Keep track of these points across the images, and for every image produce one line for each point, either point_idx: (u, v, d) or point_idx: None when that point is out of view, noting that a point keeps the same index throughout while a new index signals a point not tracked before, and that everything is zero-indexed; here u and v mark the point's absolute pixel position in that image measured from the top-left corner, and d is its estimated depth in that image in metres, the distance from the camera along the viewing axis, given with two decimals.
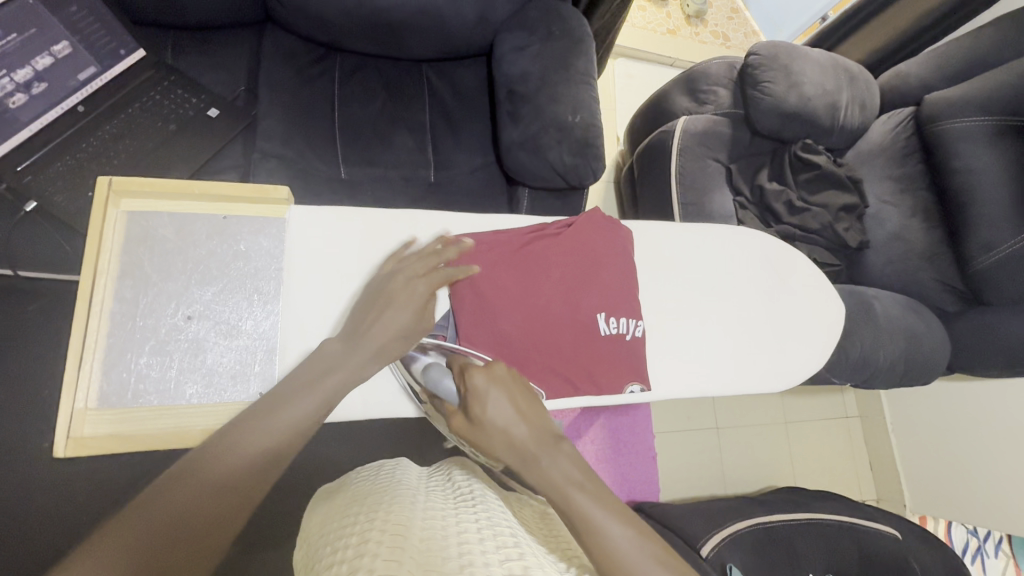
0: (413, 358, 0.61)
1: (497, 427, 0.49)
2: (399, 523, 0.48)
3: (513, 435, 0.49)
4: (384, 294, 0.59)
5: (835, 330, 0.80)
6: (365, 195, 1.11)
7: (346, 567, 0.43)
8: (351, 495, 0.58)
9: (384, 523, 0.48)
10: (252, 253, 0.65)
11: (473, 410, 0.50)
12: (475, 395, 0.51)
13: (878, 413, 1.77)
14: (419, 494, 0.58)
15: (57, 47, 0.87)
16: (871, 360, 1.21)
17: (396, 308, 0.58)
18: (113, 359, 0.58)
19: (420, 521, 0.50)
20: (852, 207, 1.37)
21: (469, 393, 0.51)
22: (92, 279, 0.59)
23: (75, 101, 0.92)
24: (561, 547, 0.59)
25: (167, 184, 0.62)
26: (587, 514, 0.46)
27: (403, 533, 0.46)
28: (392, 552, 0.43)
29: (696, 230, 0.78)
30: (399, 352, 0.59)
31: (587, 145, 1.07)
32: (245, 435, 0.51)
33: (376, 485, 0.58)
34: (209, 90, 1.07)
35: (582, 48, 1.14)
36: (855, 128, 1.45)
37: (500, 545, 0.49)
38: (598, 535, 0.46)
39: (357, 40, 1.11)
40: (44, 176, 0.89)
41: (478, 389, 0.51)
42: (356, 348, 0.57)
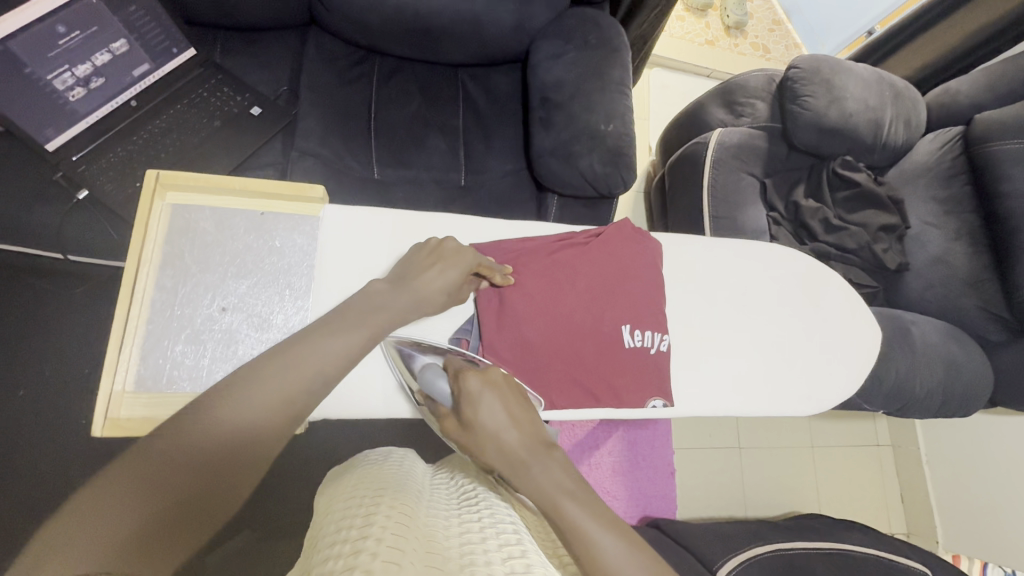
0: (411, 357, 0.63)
1: (488, 430, 0.50)
2: (402, 513, 0.48)
3: (504, 439, 0.50)
4: (431, 254, 0.63)
5: (870, 360, 0.77)
6: (397, 196, 1.13)
7: (347, 550, 0.42)
8: (354, 483, 0.58)
9: (388, 510, 0.47)
10: (287, 249, 0.67)
11: (466, 412, 0.51)
12: (469, 399, 0.52)
13: (912, 443, 1.70)
14: (423, 492, 0.58)
15: (116, 45, 0.91)
16: (905, 386, 1.17)
17: (444, 265, 0.62)
18: (151, 345, 0.61)
19: (422, 518, 0.50)
20: (891, 227, 1.33)
21: (461, 394, 0.53)
22: (136, 267, 0.61)
23: (129, 96, 0.98)
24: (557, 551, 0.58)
25: (210, 179, 0.65)
26: (576, 523, 0.45)
27: (405, 523, 0.46)
28: (393, 545, 0.42)
29: (722, 244, 0.77)
30: (439, 306, 0.62)
31: (618, 154, 1.07)
32: (242, 396, 0.46)
33: (379, 475, 0.58)
34: (253, 89, 1.10)
35: (618, 58, 1.14)
36: (898, 146, 1.40)
37: (502, 543, 0.49)
38: (585, 539, 0.44)
39: (396, 43, 1.13)
40: (97, 166, 0.95)
41: (472, 392, 0.52)
42: (398, 294, 0.58)
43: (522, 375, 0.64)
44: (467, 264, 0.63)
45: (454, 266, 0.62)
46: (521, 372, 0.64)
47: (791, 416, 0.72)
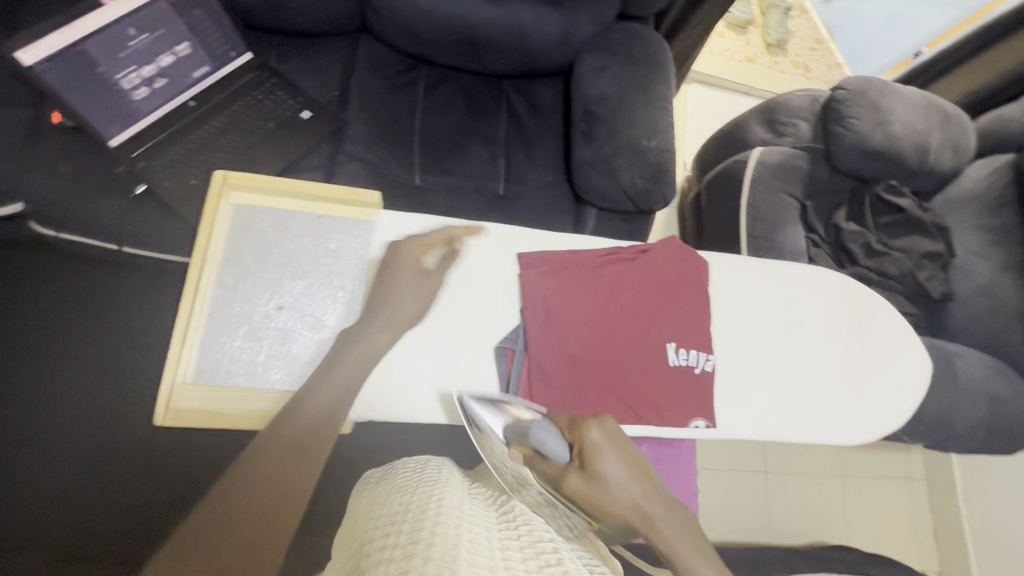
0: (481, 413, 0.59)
1: (619, 484, 0.52)
2: (447, 531, 0.46)
3: (634, 493, 0.52)
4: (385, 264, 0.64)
5: (918, 394, 0.75)
6: (437, 203, 1.15)
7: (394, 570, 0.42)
8: (389, 495, 0.57)
9: (434, 529, 0.46)
10: (341, 252, 0.68)
11: (595, 467, 0.52)
12: (594, 453, 0.53)
13: (947, 478, 1.64)
14: (463, 502, 0.56)
15: (179, 47, 0.96)
16: (947, 420, 1.13)
17: (394, 268, 0.63)
18: (210, 340, 0.62)
19: (466, 533, 0.48)
20: (935, 254, 1.29)
21: (584, 452, 0.53)
22: (200, 263, 0.64)
23: (188, 97, 1.03)
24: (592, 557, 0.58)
25: (273, 182, 0.67)
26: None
27: (450, 543, 0.45)
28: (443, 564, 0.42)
29: (771, 265, 0.76)
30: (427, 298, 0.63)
31: (660, 170, 1.07)
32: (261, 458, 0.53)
33: (415, 487, 0.57)
34: (304, 93, 1.13)
35: (662, 73, 1.14)
36: (946, 172, 1.37)
37: (543, 562, 0.47)
38: None
39: (443, 53, 1.15)
40: (156, 161, 0.98)
41: (598, 447, 0.53)
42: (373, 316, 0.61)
43: (564, 387, 0.64)
44: (409, 258, 0.63)
45: (400, 264, 0.63)
46: (563, 384, 0.64)
47: (833, 445, 0.71)
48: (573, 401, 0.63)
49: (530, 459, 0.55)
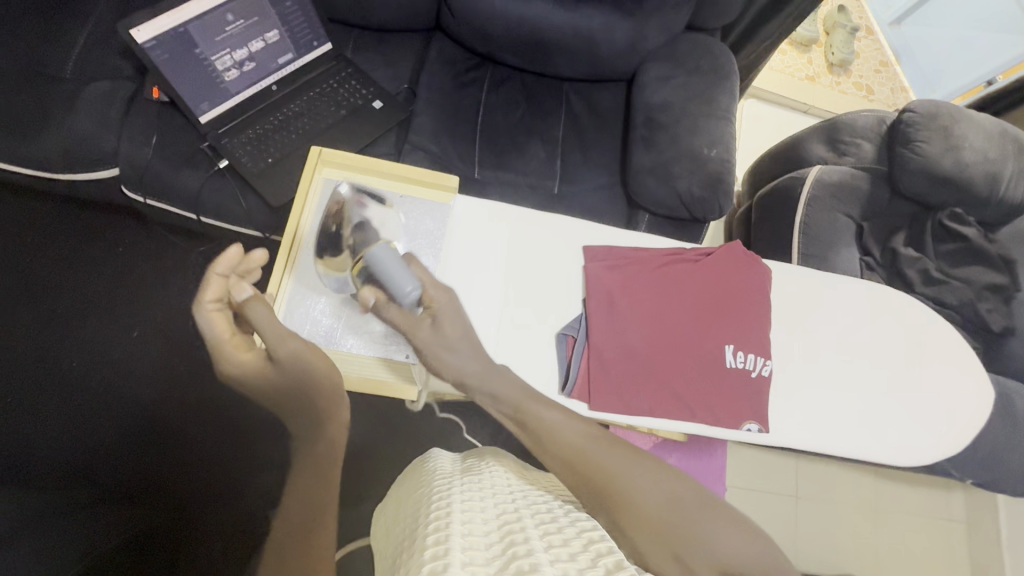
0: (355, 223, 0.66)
1: (450, 344, 0.61)
2: (439, 532, 0.54)
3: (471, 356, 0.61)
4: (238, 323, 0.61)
5: (977, 420, 0.74)
6: (493, 197, 1.18)
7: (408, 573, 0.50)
8: (414, 507, 0.66)
9: (428, 537, 0.54)
10: (419, 230, 0.69)
11: (439, 324, 0.61)
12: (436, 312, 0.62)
13: (991, 523, 1.57)
14: (456, 494, 0.64)
15: (269, 35, 1.03)
16: (1000, 458, 1.09)
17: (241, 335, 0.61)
18: (295, 303, 0.68)
19: (459, 524, 0.56)
20: (999, 287, 1.26)
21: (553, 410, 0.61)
22: (294, 231, 0.69)
23: (270, 81, 1.09)
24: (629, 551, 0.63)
25: (363, 162, 0.71)
26: (554, 433, 0.59)
27: (443, 540, 0.52)
28: (470, 548, 0.51)
29: (833, 278, 0.76)
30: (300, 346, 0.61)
31: (718, 180, 1.07)
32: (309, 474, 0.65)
33: (475, 484, 0.67)
34: (377, 84, 1.19)
35: (726, 85, 1.15)
36: (1017, 203, 1.32)
37: (543, 533, 0.54)
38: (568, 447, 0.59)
39: (511, 53, 1.19)
40: (238, 140, 1.05)
41: (444, 309, 0.62)
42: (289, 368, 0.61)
43: (623, 377, 0.66)
44: (227, 326, 0.60)
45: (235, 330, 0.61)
46: (622, 374, 0.65)
47: (888, 463, 0.71)
48: (629, 392, 0.65)
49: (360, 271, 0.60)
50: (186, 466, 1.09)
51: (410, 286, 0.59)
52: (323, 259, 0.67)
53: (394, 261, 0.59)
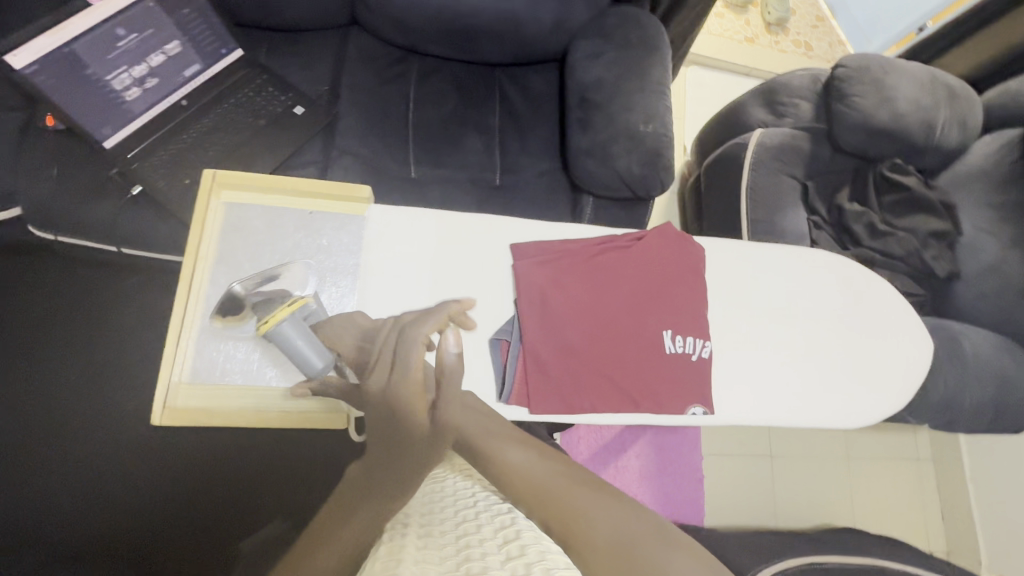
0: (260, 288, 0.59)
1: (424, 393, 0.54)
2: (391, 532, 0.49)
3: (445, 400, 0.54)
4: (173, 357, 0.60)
5: (915, 379, 0.76)
6: (433, 195, 1.14)
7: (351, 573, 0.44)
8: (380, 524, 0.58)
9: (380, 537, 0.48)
10: (333, 247, 0.66)
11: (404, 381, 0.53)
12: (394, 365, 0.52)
13: (955, 458, 1.63)
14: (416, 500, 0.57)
15: (169, 47, 0.95)
16: (952, 401, 1.12)
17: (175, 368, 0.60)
18: (204, 340, 0.62)
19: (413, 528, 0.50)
20: (943, 233, 1.28)
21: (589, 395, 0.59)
22: (192, 264, 0.62)
23: (179, 96, 1.02)
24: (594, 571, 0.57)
25: (260, 179, 0.65)
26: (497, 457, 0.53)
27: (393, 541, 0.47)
28: (427, 562, 0.44)
29: (768, 249, 0.76)
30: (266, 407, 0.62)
31: (657, 155, 1.05)
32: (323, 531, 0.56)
33: (433, 493, 0.60)
34: (296, 88, 1.13)
35: (658, 56, 1.12)
36: (952, 148, 1.34)
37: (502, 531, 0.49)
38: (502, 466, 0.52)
39: (434, 43, 1.14)
40: (150, 163, 0.99)
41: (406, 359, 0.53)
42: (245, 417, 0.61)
43: (562, 375, 0.64)
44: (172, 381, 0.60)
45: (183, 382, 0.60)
46: (561, 372, 0.64)
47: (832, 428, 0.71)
48: (568, 390, 0.64)
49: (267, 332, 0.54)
50: (139, 516, 1.00)
51: (321, 361, 0.56)
52: (224, 316, 0.59)
53: (300, 336, 0.55)
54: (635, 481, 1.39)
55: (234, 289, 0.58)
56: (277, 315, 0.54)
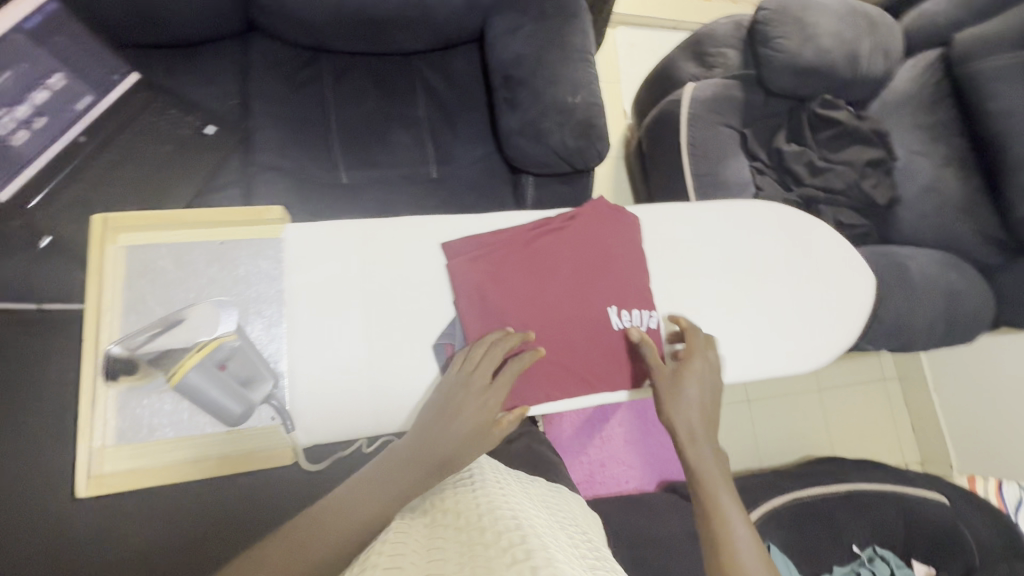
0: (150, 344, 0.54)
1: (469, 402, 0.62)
2: (396, 549, 0.47)
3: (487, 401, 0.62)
4: (86, 422, 0.59)
5: (859, 319, 0.79)
6: (369, 198, 1.10)
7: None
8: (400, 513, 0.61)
9: (382, 553, 0.46)
10: (252, 275, 0.65)
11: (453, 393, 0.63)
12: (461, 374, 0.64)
13: (918, 373, 1.70)
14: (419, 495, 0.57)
15: (52, 80, 0.86)
16: (906, 323, 1.15)
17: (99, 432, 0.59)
18: (125, 399, 0.60)
19: (419, 543, 0.49)
20: (879, 160, 1.30)
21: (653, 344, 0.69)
22: (97, 317, 0.61)
23: (77, 132, 0.91)
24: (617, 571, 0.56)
25: (157, 217, 0.64)
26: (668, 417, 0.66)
27: (401, 558, 0.45)
28: (431, 563, 0.45)
29: (691, 210, 0.79)
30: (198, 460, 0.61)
31: (589, 126, 1.03)
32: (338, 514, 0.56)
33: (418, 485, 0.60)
34: (204, 108, 1.06)
35: (577, 23, 1.08)
36: (877, 77, 1.36)
37: (501, 533, 0.47)
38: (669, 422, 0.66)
39: (343, 39, 1.07)
40: (52, 211, 0.90)
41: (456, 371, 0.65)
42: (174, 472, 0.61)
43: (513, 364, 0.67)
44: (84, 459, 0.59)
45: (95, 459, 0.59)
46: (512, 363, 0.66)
47: (774, 376, 0.76)
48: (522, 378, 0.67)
49: (176, 379, 0.51)
50: None
51: (238, 407, 0.56)
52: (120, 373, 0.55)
53: (212, 387, 0.52)
54: (622, 449, 1.41)
55: (114, 352, 0.54)
56: (187, 363, 0.50)
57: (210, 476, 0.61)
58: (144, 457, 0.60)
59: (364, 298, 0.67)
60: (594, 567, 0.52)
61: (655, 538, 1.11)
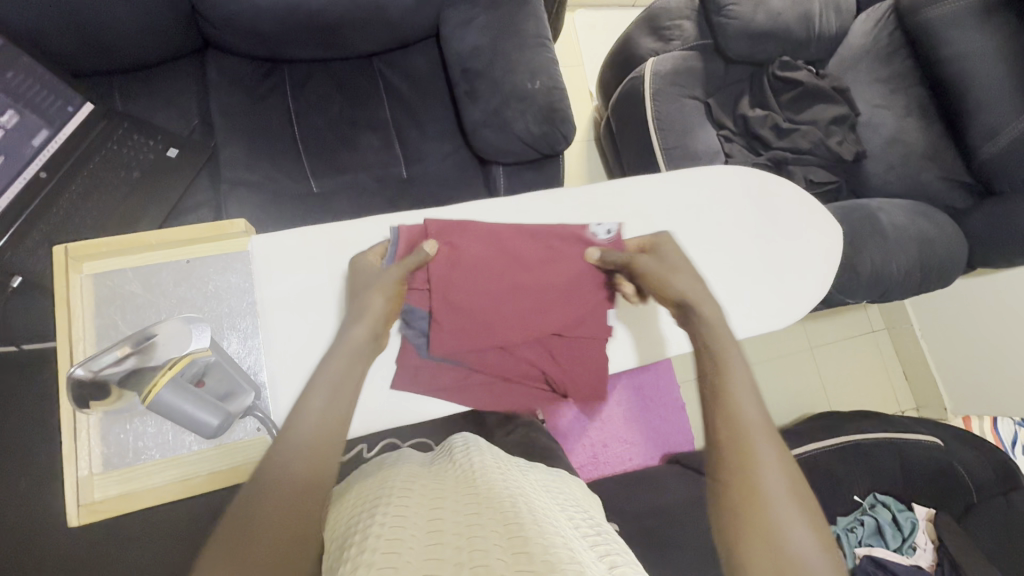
0: (110, 363, 0.51)
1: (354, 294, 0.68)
2: (396, 526, 0.46)
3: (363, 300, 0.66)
4: (71, 450, 0.59)
5: (824, 266, 0.83)
6: (341, 205, 1.10)
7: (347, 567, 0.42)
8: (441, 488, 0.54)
9: (379, 531, 0.46)
10: (222, 291, 0.68)
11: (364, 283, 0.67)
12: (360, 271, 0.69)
13: (903, 321, 1.73)
14: (415, 484, 0.57)
15: (3, 118, 0.84)
16: (883, 273, 1.17)
17: (84, 461, 0.60)
18: (108, 424, 0.61)
19: (420, 521, 0.48)
20: (841, 116, 1.31)
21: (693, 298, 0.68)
22: (70, 346, 0.62)
23: (37, 167, 0.90)
24: (619, 546, 0.56)
25: (122, 242, 0.65)
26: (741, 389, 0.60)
27: (401, 537, 0.44)
28: (428, 550, 0.43)
29: (650, 182, 0.82)
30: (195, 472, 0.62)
31: (552, 110, 1.04)
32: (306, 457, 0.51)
33: (407, 475, 0.59)
34: (165, 130, 1.05)
35: (530, 9, 1.08)
36: (833, 34, 1.37)
37: (501, 522, 0.47)
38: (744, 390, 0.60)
39: (299, 48, 1.06)
40: (24, 249, 0.88)
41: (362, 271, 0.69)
42: (165, 492, 0.61)
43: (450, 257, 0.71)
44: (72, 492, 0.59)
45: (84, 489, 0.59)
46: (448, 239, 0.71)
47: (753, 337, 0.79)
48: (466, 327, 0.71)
49: (153, 396, 0.48)
50: None
51: (215, 418, 0.54)
52: (89, 401, 0.53)
53: (186, 400, 0.51)
54: (623, 426, 1.42)
55: (77, 375, 0.50)
56: (159, 382, 0.48)
57: (202, 492, 0.62)
58: (133, 480, 0.60)
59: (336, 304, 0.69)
60: (596, 547, 0.52)
61: (661, 510, 1.13)
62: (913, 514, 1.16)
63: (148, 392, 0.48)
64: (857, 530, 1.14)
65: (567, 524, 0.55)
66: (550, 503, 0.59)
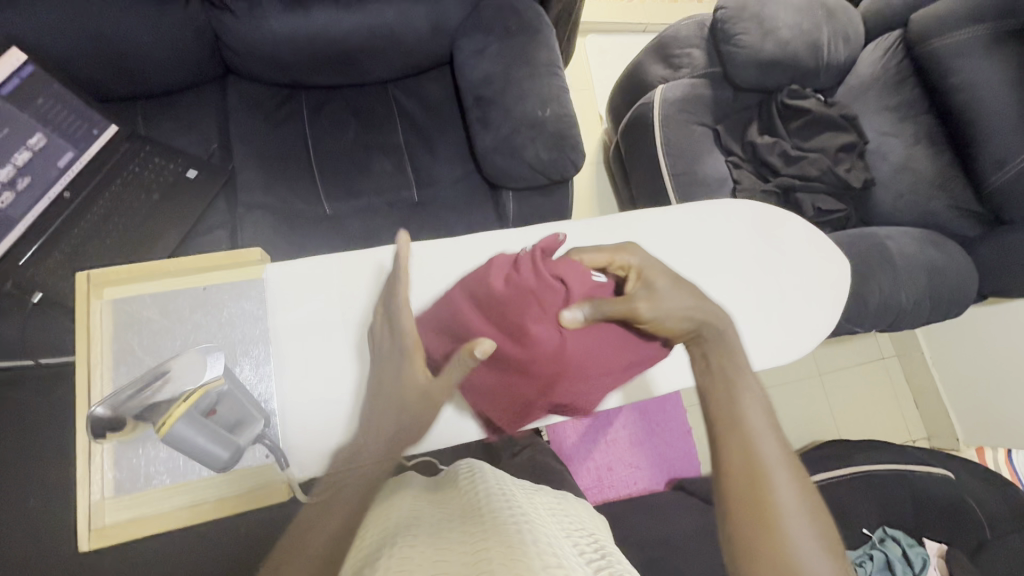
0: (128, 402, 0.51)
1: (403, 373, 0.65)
2: (407, 550, 0.46)
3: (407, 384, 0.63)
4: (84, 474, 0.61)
5: (830, 300, 0.84)
6: (354, 227, 1.12)
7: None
8: (471, 507, 0.57)
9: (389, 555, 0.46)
10: (235, 318, 0.69)
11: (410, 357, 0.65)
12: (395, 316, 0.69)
13: (915, 349, 1.71)
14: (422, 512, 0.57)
15: (32, 140, 0.87)
16: (892, 303, 1.17)
17: (98, 483, 0.61)
18: (121, 449, 0.63)
19: (429, 546, 0.48)
20: (850, 145, 1.31)
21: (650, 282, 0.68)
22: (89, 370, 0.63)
23: (60, 188, 0.93)
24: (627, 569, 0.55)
25: (143, 269, 0.67)
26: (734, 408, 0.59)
27: (411, 557, 0.45)
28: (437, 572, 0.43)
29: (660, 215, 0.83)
30: (203, 498, 0.63)
31: (561, 138, 1.06)
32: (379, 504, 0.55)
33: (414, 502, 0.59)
34: (185, 152, 1.07)
35: (542, 39, 1.10)
36: (842, 63, 1.39)
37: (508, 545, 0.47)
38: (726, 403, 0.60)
39: (316, 74, 1.09)
40: (46, 267, 0.90)
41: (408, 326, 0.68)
42: (173, 518, 0.62)
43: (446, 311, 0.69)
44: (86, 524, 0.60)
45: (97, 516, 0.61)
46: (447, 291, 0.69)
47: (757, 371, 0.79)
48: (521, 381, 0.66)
49: (168, 429, 0.50)
50: None
51: (225, 451, 0.56)
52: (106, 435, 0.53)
53: (198, 433, 0.52)
54: (628, 451, 1.42)
55: (98, 413, 0.51)
56: (174, 414, 0.50)
57: (209, 518, 0.63)
58: (144, 505, 0.62)
59: (346, 330, 0.71)
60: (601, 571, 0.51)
61: (668, 538, 1.11)
62: (924, 550, 1.14)
63: (163, 427, 0.49)
64: (866, 565, 1.12)
65: (574, 552, 0.55)
66: (557, 532, 0.59)
